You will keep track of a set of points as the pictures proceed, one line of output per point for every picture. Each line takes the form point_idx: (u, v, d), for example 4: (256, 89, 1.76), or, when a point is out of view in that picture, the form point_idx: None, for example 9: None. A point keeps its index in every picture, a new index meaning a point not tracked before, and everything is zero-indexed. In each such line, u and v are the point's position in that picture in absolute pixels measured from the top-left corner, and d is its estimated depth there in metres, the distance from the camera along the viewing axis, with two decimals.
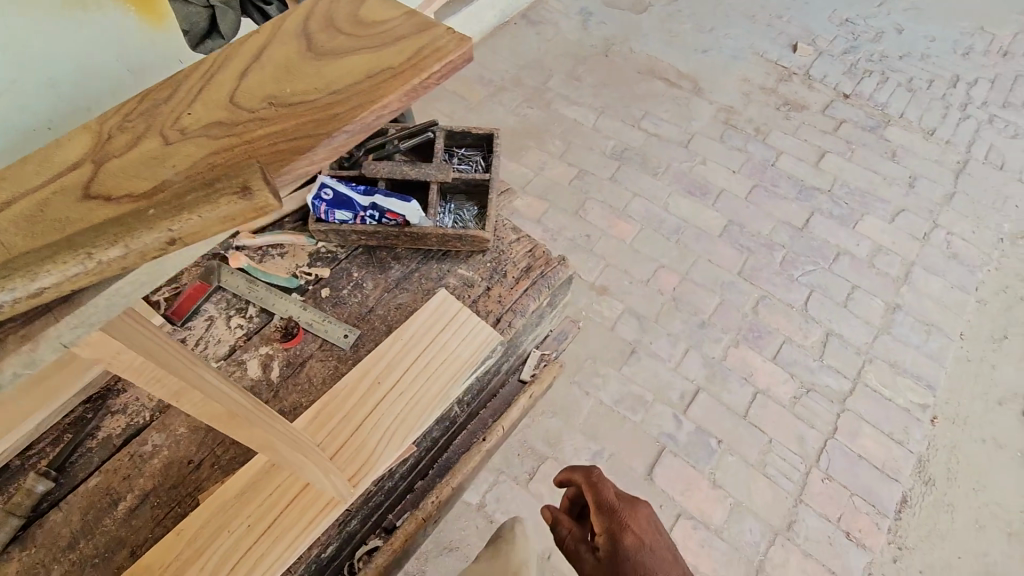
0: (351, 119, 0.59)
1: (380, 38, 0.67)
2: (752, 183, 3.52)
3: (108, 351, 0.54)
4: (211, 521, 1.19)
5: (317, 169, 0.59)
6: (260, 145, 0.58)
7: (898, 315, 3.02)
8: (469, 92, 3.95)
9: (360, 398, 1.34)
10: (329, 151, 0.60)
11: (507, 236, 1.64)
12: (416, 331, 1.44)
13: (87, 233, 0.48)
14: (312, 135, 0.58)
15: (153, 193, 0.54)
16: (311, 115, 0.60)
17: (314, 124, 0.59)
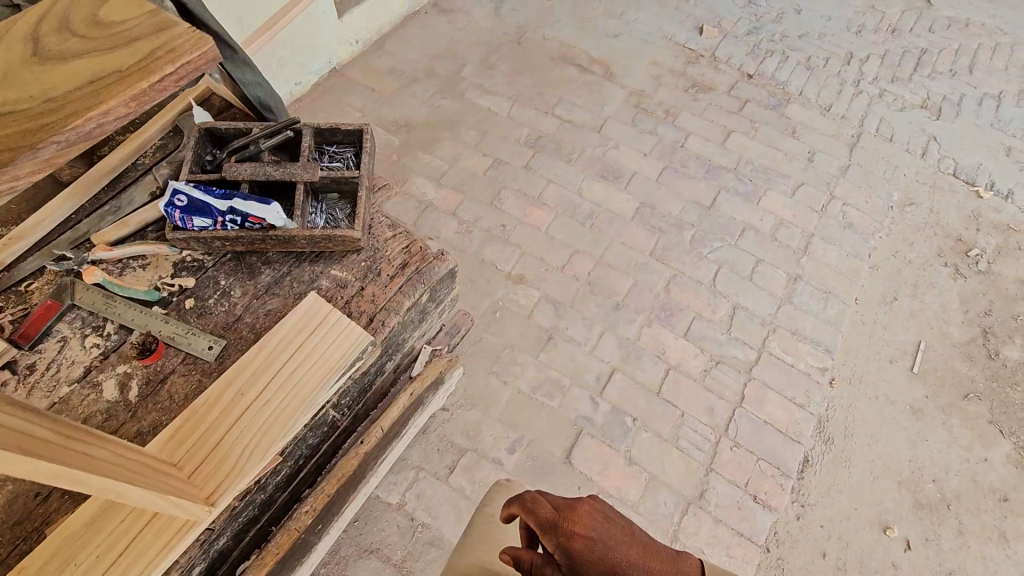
0: (59, 134, 0.80)
1: (95, 67, 0.87)
2: (662, 165, 3.60)
3: None
4: (55, 555, 1.12)
5: (25, 179, 0.78)
6: None
7: (799, 285, 3.17)
8: (380, 84, 3.85)
9: (222, 412, 1.30)
10: (38, 163, 0.79)
11: (384, 233, 1.61)
12: (283, 338, 1.40)
13: None
14: (18, 149, 0.77)
15: None
16: (22, 129, 0.79)
17: (24, 138, 0.78)
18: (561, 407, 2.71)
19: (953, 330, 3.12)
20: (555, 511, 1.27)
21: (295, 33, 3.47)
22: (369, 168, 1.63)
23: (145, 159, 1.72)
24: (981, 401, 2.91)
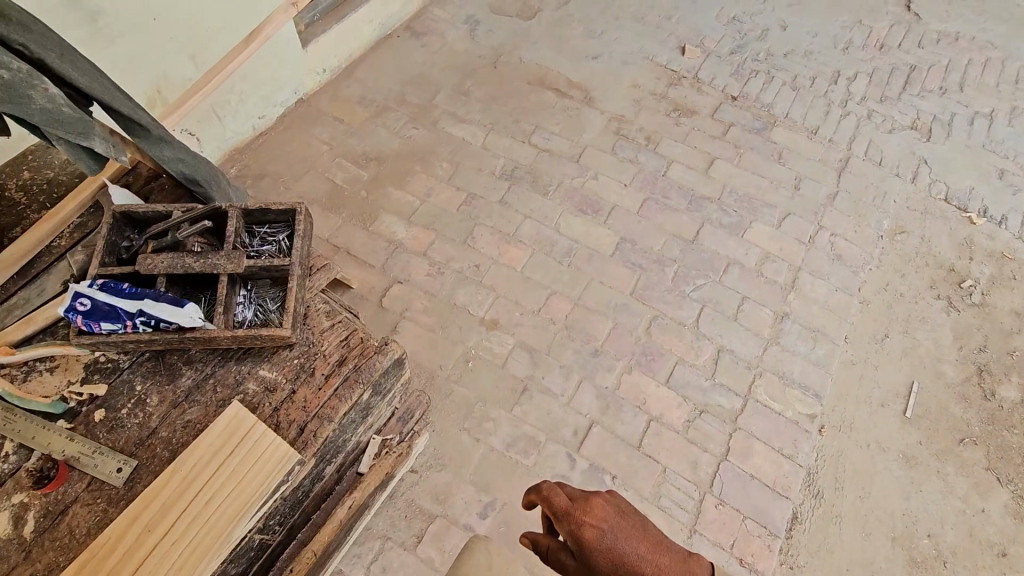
0: None
1: None
2: (644, 196, 3.46)
3: None
4: None
5: None
6: None
7: (786, 324, 3.04)
8: (349, 114, 3.70)
9: (125, 553, 1.15)
10: None
11: (320, 323, 1.48)
12: (200, 460, 1.25)
13: None
14: None
15: None
16: None
17: None
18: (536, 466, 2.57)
19: (947, 368, 2.99)
20: (568, 500, 1.36)
21: (256, 66, 3.31)
22: (302, 252, 1.50)
23: (61, 241, 1.56)
24: (977, 446, 2.78)
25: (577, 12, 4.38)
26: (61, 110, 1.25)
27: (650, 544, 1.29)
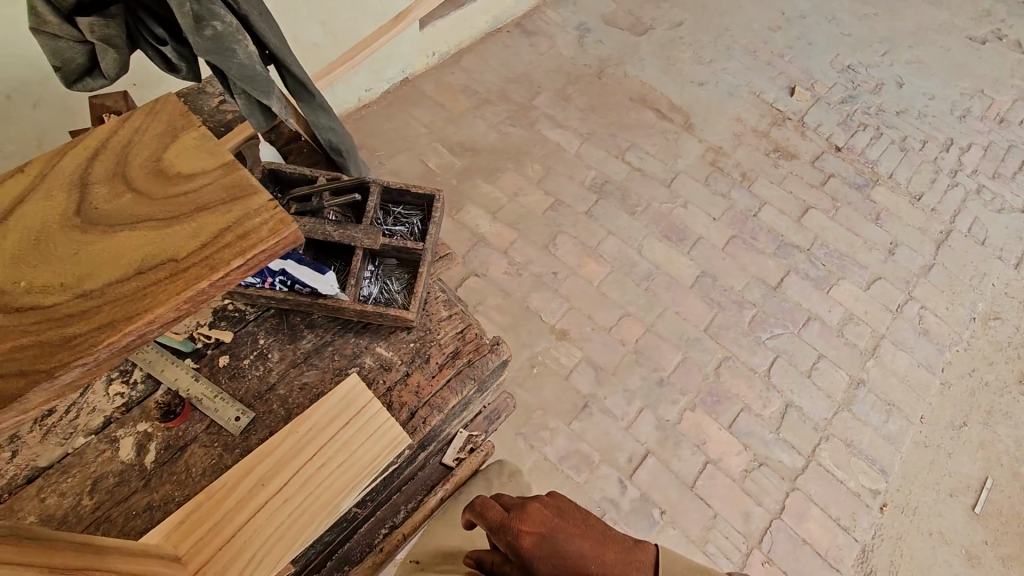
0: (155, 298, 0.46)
1: (171, 206, 0.51)
2: (731, 233, 3.38)
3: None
4: None
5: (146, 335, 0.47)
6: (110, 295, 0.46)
7: (861, 391, 2.92)
8: (451, 101, 3.74)
9: (238, 504, 1.17)
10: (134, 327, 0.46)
11: (439, 312, 1.48)
12: (317, 425, 1.26)
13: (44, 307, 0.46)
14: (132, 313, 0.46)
15: (82, 307, 0.46)
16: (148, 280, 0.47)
17: (130, 302, 0.46)
18: (587, 484, 2.55)
19: None
20: (508, 508, 1.08)
21: None
22: (434, 239, 1.52)
23: None
24: None
25: (689, 35, 4.30)
26: (254, 68, 1.24)
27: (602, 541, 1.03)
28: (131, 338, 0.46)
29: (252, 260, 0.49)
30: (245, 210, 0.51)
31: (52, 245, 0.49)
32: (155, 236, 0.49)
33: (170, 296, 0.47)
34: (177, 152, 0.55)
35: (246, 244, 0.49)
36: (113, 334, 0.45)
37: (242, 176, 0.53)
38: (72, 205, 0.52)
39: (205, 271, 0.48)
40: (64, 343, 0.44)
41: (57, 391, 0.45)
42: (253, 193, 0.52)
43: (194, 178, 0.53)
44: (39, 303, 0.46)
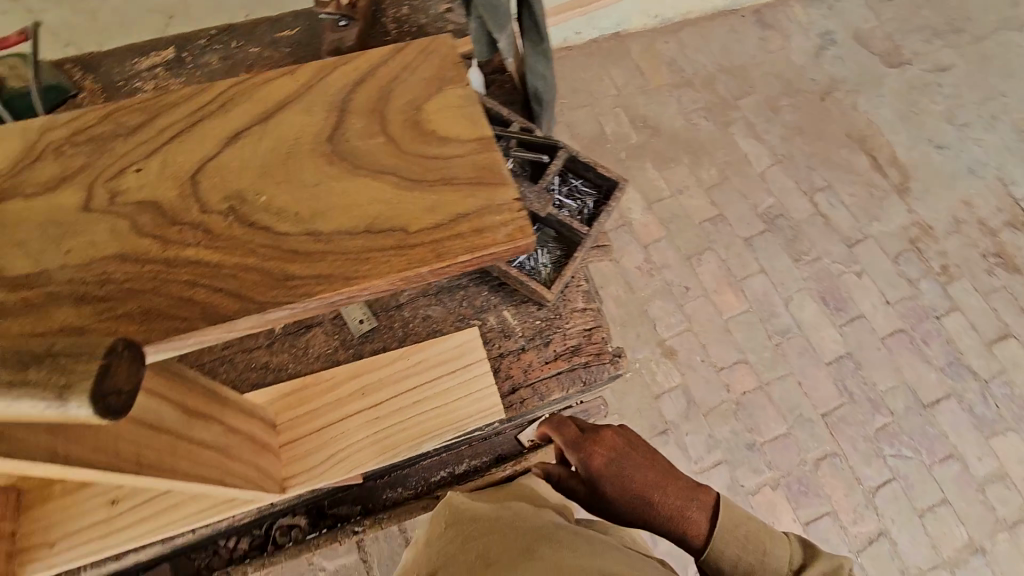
0: (371, 268, 0.45)
1: (416, 168, 0.48)
2: (900, 325, 2.94)
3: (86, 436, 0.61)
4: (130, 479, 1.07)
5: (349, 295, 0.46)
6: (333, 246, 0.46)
7: (975, 558, 2.53)
8: (652, 72, 3.48)
9: (336, 401, 1.24)
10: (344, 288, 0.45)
11: (575, 301, 1.42)
12: (425, 362, 1.28)
13: (274, 236, 0.47)
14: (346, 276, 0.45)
15: (307, 250, 0.46)
16: (370, 244, 0.46)
17: (349, 264, 0.45)
18: None
19: None
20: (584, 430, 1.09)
21: None
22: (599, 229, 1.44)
23: None
24: None
25: (952, 84, 3.60)
26: None
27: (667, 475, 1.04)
28: (342, 296, 0.46)
29: (475, 259, 0.47)
30: (486, 204, 0.47)
31: (296, 170, 0.48)
32: (390, 198, 0.47)
33: (389, 270, 0.46)
34: (438, 104, 0.51)
35: (476, 243, 0.46)
36: (326, 290, 0.45)
37: (494, 160, 0.49)
38: (329, 127, 0.50)
39: (428, 257, 0.46)
40: (284, 280, 0.45)
41: (266, 318, 0.47)
42: (498, 186, 0.48)
43: (447, 145, 0.49)
44: (272, 230, 0.47)
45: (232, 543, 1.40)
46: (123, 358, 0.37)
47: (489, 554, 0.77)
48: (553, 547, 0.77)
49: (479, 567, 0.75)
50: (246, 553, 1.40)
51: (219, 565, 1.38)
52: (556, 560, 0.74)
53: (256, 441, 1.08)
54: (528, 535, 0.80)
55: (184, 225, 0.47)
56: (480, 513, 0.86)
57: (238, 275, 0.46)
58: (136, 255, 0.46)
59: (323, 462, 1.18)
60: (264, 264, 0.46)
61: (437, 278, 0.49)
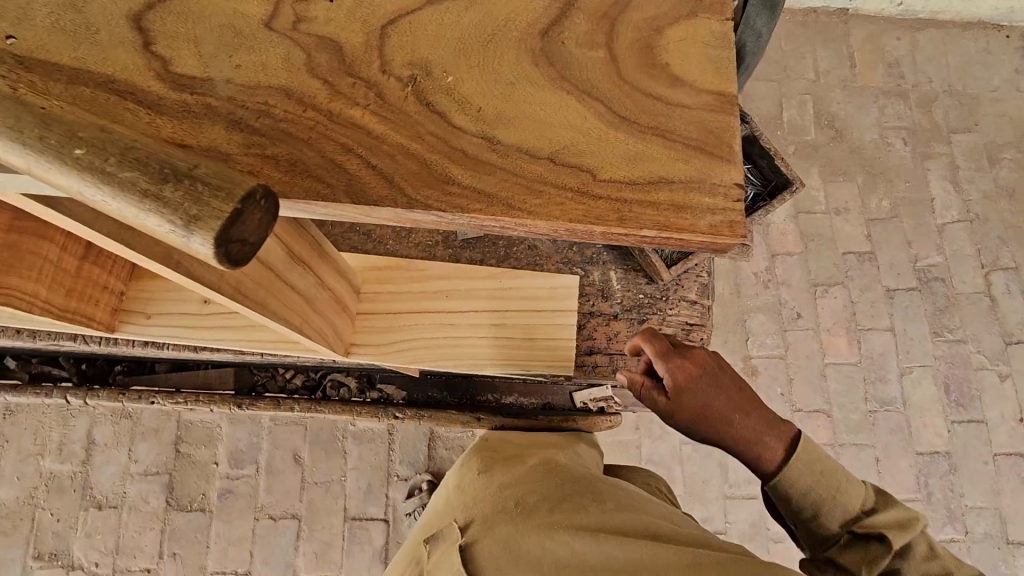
0: (542, 204, 0.42)
1: (636, 117, 0.45)
2: (1021, 449, 2.57)
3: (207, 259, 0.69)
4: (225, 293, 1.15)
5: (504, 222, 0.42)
6: (513, 166, 0.43)
7: None
8: (867, 65, 2.95)
9: (419, 292, 1.23)
10: (502, 213, 0.42)
11: (688, 291, 1.31)
12: (516, 289, 1.23)
13: (448, 133, 0.44)
14: (509, 205, 0.42)
15: (483, 160, 0.43)
16: (554, 178, 0.43)
17: (522, 193, 0.42)
18: None
19: None
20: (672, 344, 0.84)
21: None
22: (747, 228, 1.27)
23: None
24: None
25: None
26: None
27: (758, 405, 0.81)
28: (497, 224, 0.43)
29: (662, 237, 0.43)
30: (690, 177, 0.44)
31: (494, 70, 0.45)
32: (589, 128, 0.44)
33: (561, 212, 0.42)
34: (676, 49, 0.48)
35: (671, 221, 0.43)
36: (489, 210, 0.42)
37: (718, 130, 0.45)
38: (544, 23, 0.47)
39: (611, 216, 0.42)
40: (446, 183, 0.42)
41: (405, 216, 0.44)
42: (714, 160, 0.44)
43: (675, 107, 0.46)
44: (451, 119, 0.44)
45: (289, 375, 1.48)
46: (268, 212, 0.33)
47: (528, 499, 0.74)
48: (594, 496, 0.74)
49: (518, 514, 0.72)
50: (296, 388, 1.47)
51: (272, 388, 1.46)
52: (600, 513, 0.70)
53: (336, 301, 1.08)
54: (569, 482, 0.77)
55: (359, 80, 0.44)
56: (516, 462, 0.84)
57: (398, 160, 0.43)
58: (299, 95, 0.44)
59: (390, 343, 1.22)
60: (429, 157, 0.43)
61: (603, 243, 0.45)
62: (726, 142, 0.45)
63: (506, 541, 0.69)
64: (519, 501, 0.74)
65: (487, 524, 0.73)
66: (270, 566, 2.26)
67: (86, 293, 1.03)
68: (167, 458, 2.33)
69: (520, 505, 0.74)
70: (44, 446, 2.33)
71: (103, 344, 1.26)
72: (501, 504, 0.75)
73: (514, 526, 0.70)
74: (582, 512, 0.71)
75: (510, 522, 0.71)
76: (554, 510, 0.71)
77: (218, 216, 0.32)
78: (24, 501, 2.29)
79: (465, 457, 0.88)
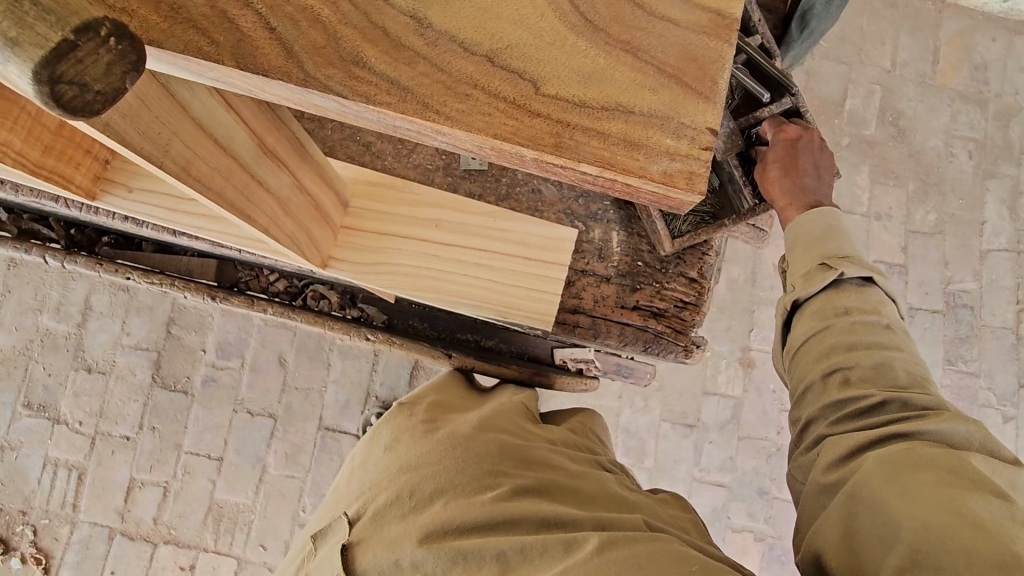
0: (471, 116, 0.39)
1: (602, 31, 0.41)
2: None
3: (156, 129, 0.61)
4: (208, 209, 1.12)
5: (431, 130, 0.40)
6: (443, 68, 0.39)
7: None
8: (951, 61, 2.68)
9: (407, 214, 1.18)
10: (420, 111, 0.39)
11: (689, 268, 1.24)
12: (518, 236, 1.19)
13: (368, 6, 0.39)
14: (431, 113, 0.39)
15: (411, 53, 0.39)
16: (490, 88, 0.40)
17: (447, 98, 0.39)
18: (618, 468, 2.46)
19: None
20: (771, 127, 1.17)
21: None
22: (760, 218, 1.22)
23: None
24: None
25: None
26: None
27: (828, 161, 1.19)
28: (413, 123, 0.40)
29: (603, 175, 0.41)
30: (653, 111, 0.41)
31: None
32: (547, 31, 0.41)
33: (489, 126, 0.40)
34: None
35: (619, 158, 0.40)
36: (404, 107, 0.39)
37: (704, 61, 0.43)
38: None
39: (549, 140, 0.40)
40: (356, 65, 0.39)
41: (305, 96, 0.41)
42: (693, 96, 0.42)
43: (650, 31, 0.42)
44: None
45: (272, 278, 1.44)
46: (107, 49, 0.36)
47: (419, 490, 0.86)
48: (482, 485, 0.86)
49: (409, 507, 0.85)
50: (278, 293, 1.44)
51: (254, 289, 1.43)
52: (482, 502, 0.83)
53: (315, 209, 1.03)
54: (463, 473, 0.87)
55: None
56: (420, 439, 0.94)
57: (302, 26, 0.39)
58: None
59: (372, 263, 1.16)
60: (344, 32, 0.39)
61: (538, 167, 0.43)
62: (708, 76, 0.42)
63: (389, 537, 0.81)
64: (412, 492, 0.86)
65: (376, 523, 0.84)
66: (241, 457, 2.34)
67: (67, 154, 0.98)
68: (157, 336, 2.39)
69: (412, 498, 0.85)
70: (43, 303, 2.39)
71: (85, 211, 1.25)
72: (397, 494, 0.87)
73: (400, 527, 0.82)
74: (460, 510, 0.82)
75: (398, 521, 0.83)
76: (442, 508, 0.83)
77: (40, 46, 0.34)
78: (19, 350, 2.37)
79: (377, 428, 1.01)
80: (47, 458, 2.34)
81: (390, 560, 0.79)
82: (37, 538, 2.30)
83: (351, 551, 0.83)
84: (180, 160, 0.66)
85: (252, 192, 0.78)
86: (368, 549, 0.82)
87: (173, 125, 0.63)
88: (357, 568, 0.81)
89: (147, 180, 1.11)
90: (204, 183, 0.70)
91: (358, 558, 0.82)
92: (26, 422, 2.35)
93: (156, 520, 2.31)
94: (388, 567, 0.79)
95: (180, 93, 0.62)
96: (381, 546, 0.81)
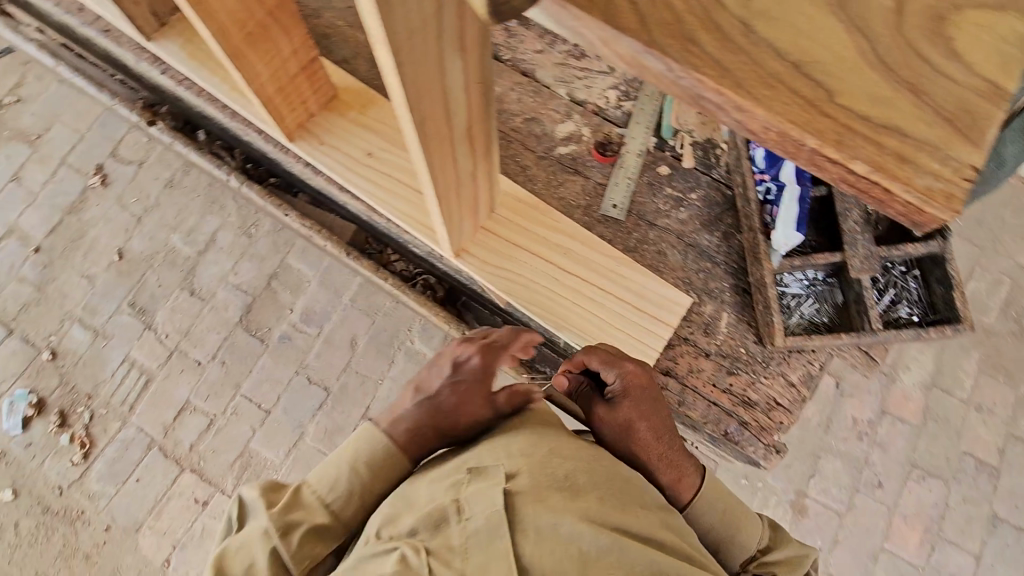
0: (765, 99, 0.37)
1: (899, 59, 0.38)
2: None
3: (421, 81, 0.71)
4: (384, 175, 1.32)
5: (730, 102, 0.38)
6: (755, 50, 0.38)
7: None
8: None
9: (543, 235, 1.27)
10: (731, 78, 0.37)
11: (790, 371, 1.24)
12: (636, 288, 1.25)
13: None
14: (737, 89, 0.37)
15: (730, 30, 0.38)
16: (792, 79, 0.37)
17: (752, 78, 0.37)
18: None
19: None
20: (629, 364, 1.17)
21: None
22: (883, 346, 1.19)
23: None
24: None
25: None
26: None
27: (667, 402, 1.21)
28: (715, 94, 0.38)
29: (869, 179, 0.37)
30: (924, 139, 0.36)
31: None
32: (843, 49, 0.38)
33: (783, 111, 0.37)
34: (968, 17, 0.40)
35: (891, 166, 0.36)
36: (721, 75, 0.37)
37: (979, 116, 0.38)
38: None
39: (833, 135, 0.37)
40: (682, 34, 0.38)
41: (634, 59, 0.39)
42: (963, 137, 0.37)
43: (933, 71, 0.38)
44: None
45: (393, 258, 1.63)
46: None
47: (577, 479, 0.95)
48: (633, 500, 0.97)
49: (568, 489, 0.92)
50: (395, 271, 1.61)
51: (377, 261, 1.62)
52: (634, 516, 0.94)
53: (472, 202, 1.16)
54: (615, 484, 0.98)
55: None
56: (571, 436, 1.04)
57: (659, 3, 0.38)
58: None
59: (497, 267, 1.25)
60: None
61: (804, 164, 0.39)
62: (981, 127, 0.37)
63: (548, 503, 0.89)
64: (569, 477, 0.94)
65: (534, 486, 0.91)
66: (286, 417, 2.44)
67: (291, 97, 1.23)
68: (258, 284, 2.59)
69: (569, 482, 0.93)
70: (179, 224, 2.67)
71: (277, 149, 1.44)
72: (553, 472, 0.94)
73: (560, 501, 0.90)
74: (613, 513, 0.92)
75: (558, 495, 0.91)
76: (598, 501, 0.92)
77: None
78: (145, 257, 2.64)
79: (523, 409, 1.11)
80: (127, 356, 2.54)
81: (553, 524, 0.86)
82: (89, 424, 2.47)
83: (513, 498, 0.89)
84: (424, 113, 0.77)
85: (449, 165, 0.94)
86: (531, 505, 0.88)
87: (430, 78, 0.72)
88: (518, 517, 0.87)
89: (342, 139, 1.32)
90: (428, 145, 0.83)
91: (520, 508, 0.88)
92: (124, 318, 2.58)
93: (192, 447, 2.42)
94: (547, 530, 0.86)
95: (447, 63, 0.72)
96: (543, 508, 0.88)
